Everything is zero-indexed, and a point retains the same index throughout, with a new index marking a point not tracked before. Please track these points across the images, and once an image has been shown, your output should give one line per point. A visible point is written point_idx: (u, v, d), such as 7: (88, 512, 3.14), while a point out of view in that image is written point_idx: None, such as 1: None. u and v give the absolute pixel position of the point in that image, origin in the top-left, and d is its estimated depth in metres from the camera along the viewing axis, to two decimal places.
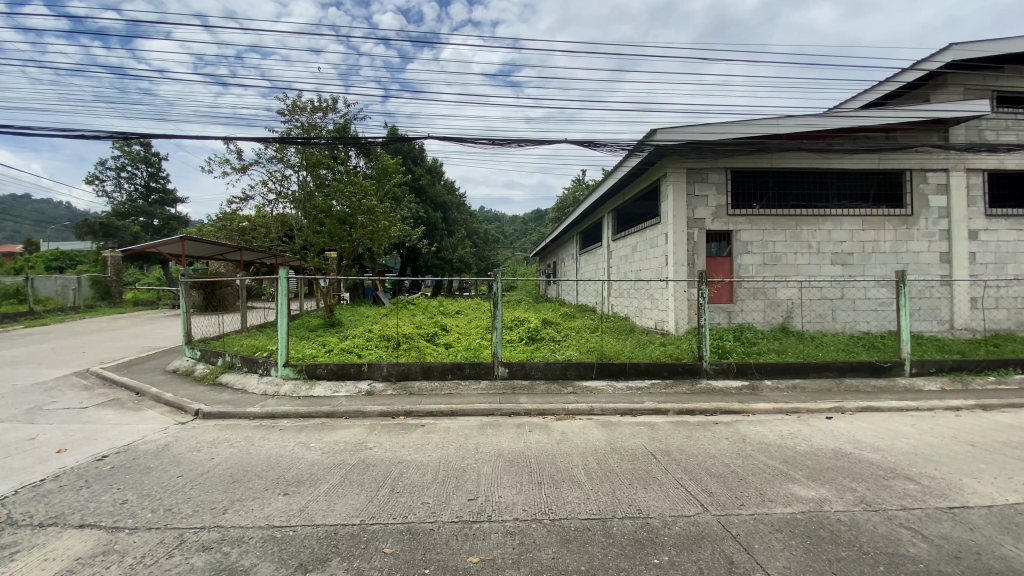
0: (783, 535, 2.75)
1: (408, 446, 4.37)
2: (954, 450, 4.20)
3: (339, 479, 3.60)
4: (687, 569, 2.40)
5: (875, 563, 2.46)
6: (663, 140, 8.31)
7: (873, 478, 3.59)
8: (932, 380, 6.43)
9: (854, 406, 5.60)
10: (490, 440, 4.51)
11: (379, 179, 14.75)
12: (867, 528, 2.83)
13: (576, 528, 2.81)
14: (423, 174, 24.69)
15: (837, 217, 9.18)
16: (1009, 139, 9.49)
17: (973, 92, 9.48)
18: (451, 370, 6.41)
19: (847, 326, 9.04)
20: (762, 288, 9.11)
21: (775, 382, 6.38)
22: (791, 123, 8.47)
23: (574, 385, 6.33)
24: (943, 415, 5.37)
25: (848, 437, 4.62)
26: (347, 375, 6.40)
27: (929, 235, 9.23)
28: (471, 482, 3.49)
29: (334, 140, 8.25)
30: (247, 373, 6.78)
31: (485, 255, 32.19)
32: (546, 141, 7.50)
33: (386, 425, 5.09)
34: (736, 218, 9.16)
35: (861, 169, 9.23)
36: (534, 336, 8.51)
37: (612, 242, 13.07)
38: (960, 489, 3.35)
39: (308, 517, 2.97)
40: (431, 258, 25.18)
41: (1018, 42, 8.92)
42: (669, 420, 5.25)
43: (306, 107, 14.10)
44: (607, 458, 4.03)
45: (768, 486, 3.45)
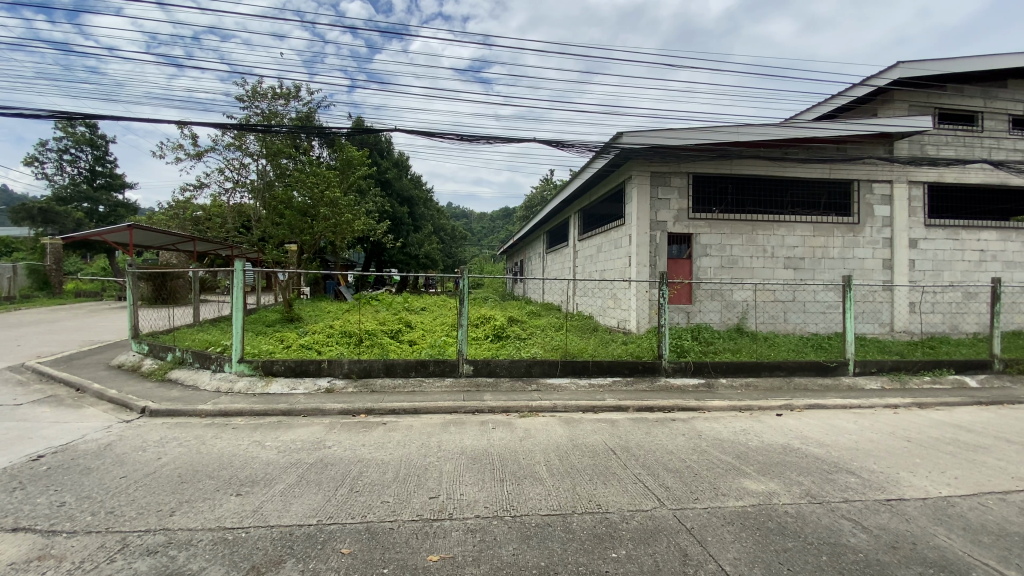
0: (734, 528, 2.86)
1: (368, 445, 4.28)
2: (893, 445, 4.48)
3: (296, 479, 3.50)
4: (644, 562, 2.46)
5: (818, 552, 2.59)
6: (629, 143, 8.46)
7: (818, 472, 3.77)
8: (874, 380, 6.83)
9: (803, 403, 5.89)
10: (453, 438, 4.48)
11: (343, 171, 14.39)
12: (812, 519, 2.98)
13: (536, 525, 2.83)
14: (389, 167, 24.27)
15: (791, 223, 9.59)
16: (948, 154, 10.15)
17: (917, 109, 10.09)
18: (414, 368, 6.33)
19: (797, 327, 9.48)
20: (719, 290, 9.43)
21: (729, 380, 6.63)
22: (750, 131, 8.79)
23: (538, 383, 6.39)
24: (883, 412, 5.71)
25: (796, 432, 4.85)
26: (305, 372, 6.22)
27: (874, 242, 9.78)
28: (432, 480, 3.46)
29: (297, 128, 7.94)
30: (199, 369, 6.51)
31: (451, 252, 31.98)
32: (515, 139, 7.50)
33: (346, 423, 4.99)
34: (697, 221, 9.44)
35: (814, 178, 9.68)
36: (499, 334, 8.53)
37: (578, 242, 13.25)
38: (897, 483, 3.57)
39: (261, 518, 2.88)
40: (396, 253, 24.85)
41: (958, 63, 9.56)
42: (629, 417, 5.38)
43: (268, 94, 13.60)
44: (568, 455, 4.08)
45: (722, 481, 3.57)
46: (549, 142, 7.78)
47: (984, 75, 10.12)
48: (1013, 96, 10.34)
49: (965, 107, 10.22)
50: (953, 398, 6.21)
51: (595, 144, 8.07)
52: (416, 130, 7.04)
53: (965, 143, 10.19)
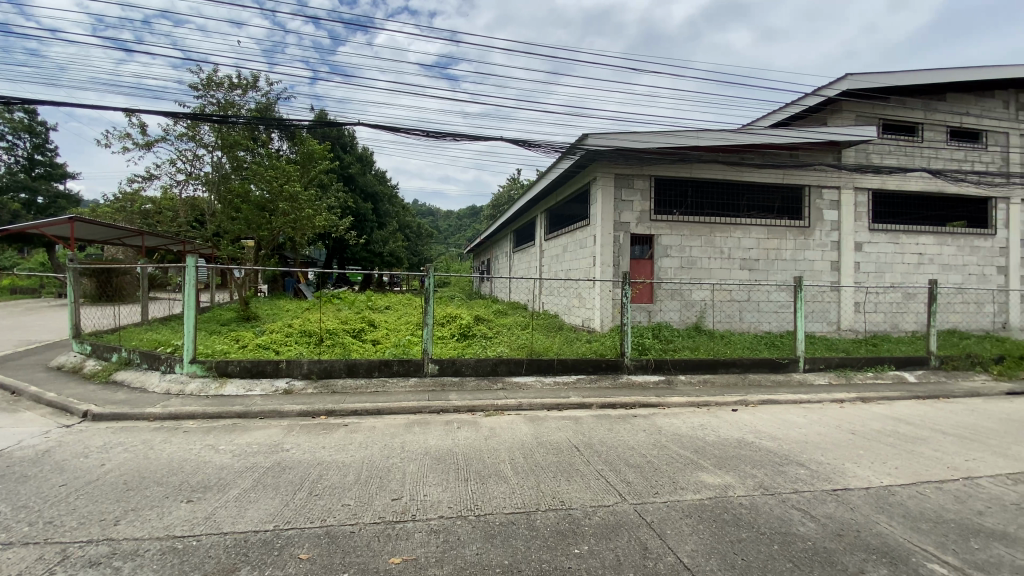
0: (692, 520, 2.94)
1: (328, 447, 4.18)
2: (840, 437, 4.73)
3: (251, 483, 3.37)
4: (606, 557, 2.51)
5: (770, 542, 2.71)
6: (594, 145, 8.57)
7: (770, 464, 3.94)
8: (822, 375, 7.19)
9: (757, 399, 6.13)
10: (417, 438, 4.44)
11: (304, 165, 13.97)
12: (765, 510, 3.11)
13: (500, 523, 2.83)
14: (352, 162, 23.76)
15: (747, 226, 9.95)
16: (891, 163, 10.78)
17: (863, 119, 10.67)
18: (377, 368, 6.22)
19: (752, 326, 9.86)
20: (679, 289, 9.69)
21: (688, 377, 6.84)
22: (710, 136, 9.07)
23: (504, 381, 6.40)
24: (830, 407, 6.02)
25: (749, 427, 5.06)
26: (262, 373, 6.01)
27: (823, 245, 10.28)
28: (395, 482, 3.41)
29: (254, 119, 7.62)
30: (147, 370, 6.18)
31: (418, 250, 31.55)
32: (481, 137, 7.47)
33: (305, 425, 4.85)
34: (658, 223, 9.67)
35: (768, 183, 10.08)
36: (465, 333, 8.50)
37: (544, 242, 13.36)
38: (843, 473, 3.77)
39: (214, 525, 2.76)
40: (359, 251, 24.37)
41: (900, 78, 10.17)
42: (593, 414, 5.46)
43: (224, 83, 13.04)
44: (533, 453, 4.11)
45: (680, 475, 3.68)
46: (516, 141, 7.79)
47: (923, 90, 10.80)
48: (949, 110, 11.07)
49: (906, 118, 10.87)
50: (893, 393, 6.61)
51: (562, 145, 8.13)
52: (380, 125, 6.91)
53: (906, 153, 10.85)
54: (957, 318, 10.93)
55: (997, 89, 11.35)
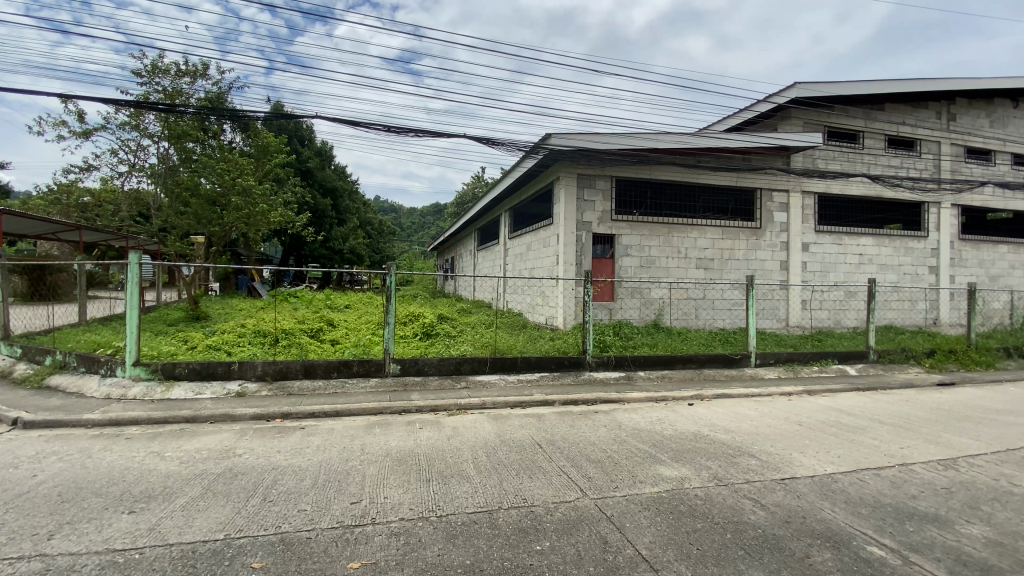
0: (650, 513, 3.02)
1: (284, 451, 4.05)
2: (788, 428, 4.98)
3: (200, 491, 3.22)
4: (566, 552, 2.53)
5: (723, 531, 2.82)
6: (557, 144, 8.64)
7: (724, 456, 4.09)
8: (771, 370, 7.53)
9: (711, 393, 6.36)
10: (378, 439, 4.37)
11: (258, 158, 13.45)
12: (718, 501, 3.22)
13: (462, 523, 2.81)
14: (310, 156, 23.12)
15: (702, 227, 10.28)
16: (835, 168, 11.39)
17: (810, 126, 11.23)
18: (336, 368, 6.07)
19: (707, 323, 10.21)
20: (639, 288, 9.92)
21: (647, 373, 7.02)
22: (668, 139, 9.32)
23: (467, 380, 6.37)
24: (779, 400, 6.31)
25: (704, 420, 5.24)
26: (213, 376, 5.75)
27: (773, 245, 10.75)
28: (354, 485, 3.33)
29: (204, 109, 7.23)
30: (85, 374, 5.80)
31: (380, 247, 30.93)
32: (444, 133, 7.39)
33: (259, 429, 4.67)
34: (619, 223, 9.86)
35: (723, 185, 10.45)
36: (428, 332, 8.41)
37: (507, 240, 13.39)
38: (790, 463, 3.97)
39: (159, 537, 2.62)
40: (318, 248, 23.71)
41: (844, 87, 10.75)
42: (555, 411, 5.52)
43: (170, 70, 12.36)
44: (496, 451, 4.11)
45: (639, 469, 3.77)
46: (479, 138, 7.76)
47: (864, 99, 11.45)
48: (888, 119, 11.78)
49: (849, 126, 11.50)
50: (836, 386, 7.00)
51: (525, 143, 8.16)
52: (340, 119, 6.70)
53: (848, 159, 11.49)
54: (893, 315, 11.68)
55: (930, 101, 12.17)
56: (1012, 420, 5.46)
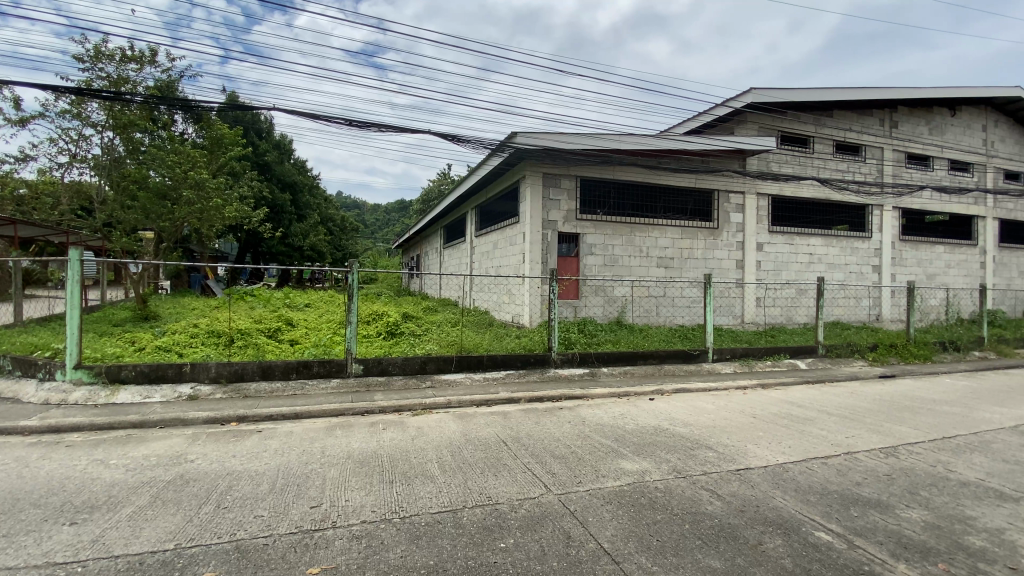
0: (612, 506, 3.08)
1: (240, 455, 3.91)
2: (743, 421, 5.18)
3: (149, 500, 3.07)
4: (530, 549, 2.56)
5: (682, 521, 2.91)
6: (522, 143, 8.66)
7: (682, 449, 4.22)
8: (728, 365, 7.83)
9: (672, 388, 6.54)
10: (339, 442, 4.26)
11: (212, 151, 12.90)
12: (677, 492, 3.32)
13: (426, 524, 2.79)
14: (268, 149, 22.37)
15: (663, 226, 10.55)
16: (787, 171, 11.91)
17: (765, 130, 11.68)
18: (296, 369, 5.89)
19: (667, 320, 10.48)
20: (602, 286, 10.09)
21: (611, 368, 7.16)
22: (631, 140, 9.51)
23: (433, 379, 6.32)
24: (735, 393, 6.56)
25: (665, 414, 5.38)
26: (162, 378, 5.49)
27: (729, 245, 11.15)
28: (314, 489, 3.25)
29: (152, 97, 6.84)
30: (21, 378, 5.42)
31: (342, 244, 30.23)
32: (408, 129, 7.28)
33: (213, 433, 4.48)
34: (584, 222, 9.99)
35: (682, 186, 10.75)
36: (392, 331, 8.30)
37: (473, 238, 13.35)
38: (745, 454, 4.13)
39: (103, 549, 2.48)
40: (276, 245, 23.01)
41: (796, 94, 11.23)
42: (521, 408, 5.56)
43: (115, 55, 11.66)
44: (461, 450, 4.10)
45: (602, 463, 3.84)
46: (444, 135, 7.69)
47: (815, 106, 12.00)
48: (836, 125, 12.41)
49: (801, 131, 12.02)
50: (788, 379, 7.33)
51: (490, 141, 8.15)
52: (299, 112, 6.48)
53: (800, 162, 12.03)
54: (840, 311, 12.34)
55: (875, 109, 12.88)
56: (946, 409, 5.88)
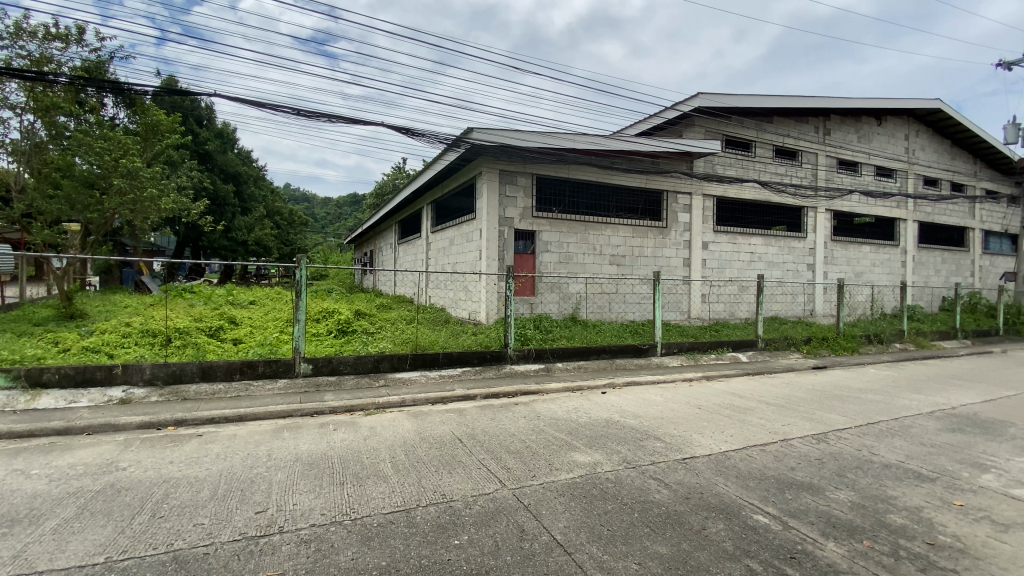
0: (565, 499, 3.15)
1: (178, 461, 3.71)
2: (689, 412, 5.41)
3: (75, 512, 2.85)
4: (484, 544, 2.57)
5: (631, 510, 3.01)
6: (478, 139, 8.64)
7: (632, 440, 4.36)
8: (675, 358, 8.15)
9: (623, 381, 6.74)
10: (287, 444, 4.12)
11: (147, 138, 12.11)
12: (627, 482, 3.43)
13: (378, 524, 2.75)
14: (209, 138, 21.21)
15: (616, 225, 10.81)
16: (732, 174, 12.48)
17: (711, 134, 12.18)
18: (239, 370, 5.63)
19: (620, 315, 10.78)
20: (557, 283, 10.24)
21: (565, 364, 7.29)
22: (585, 139, 9.68)
23: (387, 378, 6.22)
24: (682, 385, 6.86)
25: (616, 407, 5.54)
26: (90, 381, 5.12)
27: (678, 244, 11.58)
28: (259, 493, 3.13)
29: (78, 78, 6.31)
30: None
31: (290, 239, 29.05)
32: (360, 120, 7.08)
33: (148, 439, 4.23)
34: (539, 220, 10.09)
35: (634, 186, 11.05)
36: (344, 329, 8.08)
37: (429, 234, 13.21)
38: (691, 443, 4.31)
39: (25, 565, 2.30)
40: (218, 238, 21.87)
41: (740, 100, 11.76)
42: (477, 405, 5.56)
43: (37, 32, 10.69)
44: (415, 449, 4.05)
45: (556, 456, 3.91)
46: (398, 128, 7.54)
47: (757, 112, 12.62)
48: (776, 131, 13.09)
49: (744, 136, 12.62)
50: (730, 371, 7.73)
51: (446, 136, 8.07)
52: (243, 100, 6.17)
53: (743, 165, 12.63)
54: (778, 307, 13.09)
55: (810, 117, 13.69)
56: (870, 397, 6.38)
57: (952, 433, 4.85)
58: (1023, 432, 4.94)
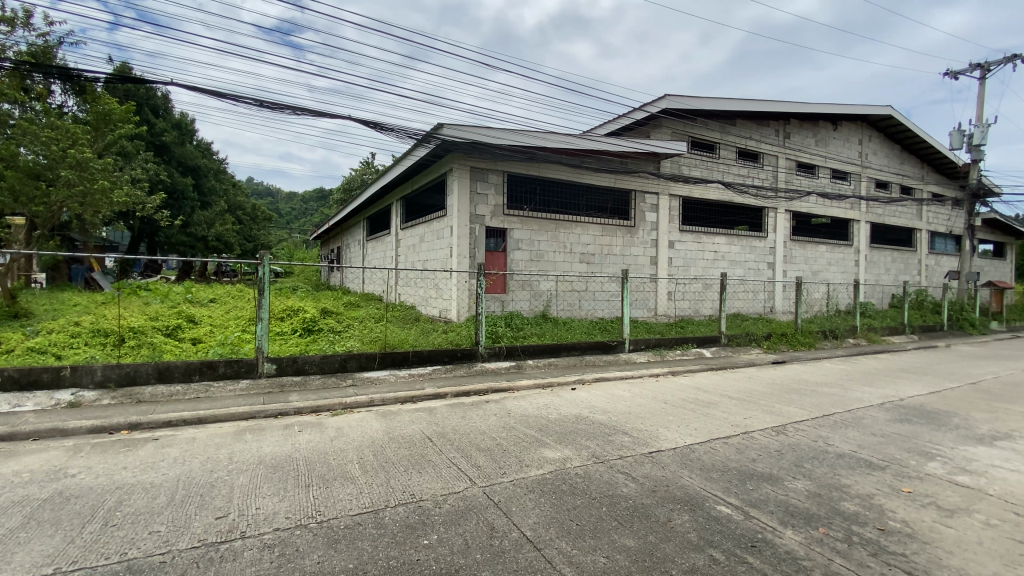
0: (535, 495, 3.17)
1: (133, 467, 3.55)
2: (656, 406, 5.54)
3: (19, 522, 2.69)
4: (454, 543, 2.56)
5: (600, 504, 3.06)
6: (449, 135, 8.57)
7: (601, 435, 4.43)
8: (642, 354, 8.32)
9: (592, 377, 6.84)
10: (249, 446, 4.00)
11: (98, 128, 11.50)
12: (596, 477, 3.49)
13: (345, 526, 2.71)
14: (166, 128, 20.30)
15: (585, 223, 10.93)
16: (697, 174, 12.79)
17: (678, 135, 12.45)
18: (198, 370, 5.42)
19: (589, 313, 10.91)
20: (528, 281, 10.27)
21: (536, 361, 7.34)
22: (556, 138, 9.74)
23: (354, 377, 6.11)
24: (649, 380, 7.00)
25: (585, 403, 5.62)
26: (35, 384, 4.84)
27: (645, 242, 11.81)
28: (219, 498, 3.03)
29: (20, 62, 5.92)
30: None
31: (253, 234, 28.13)
32: (327, 113, 6.90)
33: (99, 443, 4.03)
34: (511, 217, 10.10)
35: (603, 185, 11.19)
36: (309, 327, 7.89)
37: (398, 231, 13.03)
38: (658, 437, 4.41)
39: None
40: (176, 234, 20.99)
41: (705, 102, 12.06)
42: (447, 403, 5.53)
43: None
44: (383, 449, 3.99)
45: (526, 453, 3.93)
46: (367, 122, 7.39)
47: (721, 114, 12.97)
48: (739, 133, 13.49)
49: (709, 138, 12.95)
50: (695, 366, 7.94)
51: (416, 132, 7.97)
52: (202, 89, 5.92)
53: (708, 166, 12.96)
54: (740, 304, 13.53)
55: (772, 120, 14.14)
56: (826, 390, 6.67)
57: (901, 423, 5.12)
58: (964, 422, 5.26)
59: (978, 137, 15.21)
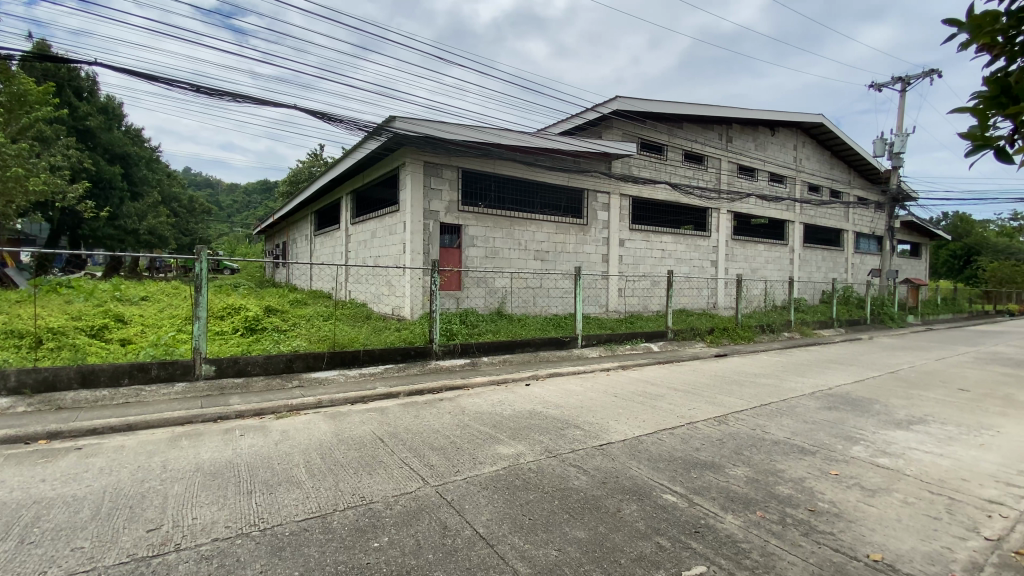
0: (487, 492, 3.18)
1: (52, 479, 3.27)
2: (606, 400, 5.67)
3: None
4: (405, 544, 2.53)
5: (551, 498, 3.10)
6: (401, 128, 8.41)
7: (553, 430, 4.50)
8: (594, 349, 8.51)
9: (546, 372, 6.93)
10: (185, 453, 3.78)
11: (11, 111, 10.54)
12: (548, 471, 3.54)
13: (290, 533, 2.62)
14: (91, 112, 18.79)
15: (539, 221, 11.03)
16: (647, 175, 13.19)
17: (628, 136, 12.79)
18: (128, 373, 5.07)
19: (543, 309, 11.04)
20: (484, 278, 10.24)
21: (490, 358, 7.35)
22: (509, 135, 9.76)
23: (301, 378, 5.89)
24: (600, 375, 7.17)
25: (538, 398, 5.69)
26: None
27: (598, 240, 12.07)
28: (152, 509, 2.84)
29: None
30: None
31: (190, 228, 26.47)
32: (271, 101, 6.60)
33: (12, 455, 3.68)
34: (465, 213, 10.04)
35: (557, 183, 11.32)
36: (252, 326, 7.53)
37: (349, 226, 12.66)
38: (608, 430, 4.53)
39: None
40: (102, 227, 19.47)
41: (653, 104, 12.45)
42: (399, 403, 5.44)
43: None
44: (332, 451, 3.89)
45: (480, 450, 3.93)
46: (314, 112, 7.11)
47: (669, 117, 13.42)
48: (686, 136, 14.02)
49: (657, 139, 13.38)
50: (643, 360, 8.21)
51: (367, 124, 7.75)
52: (130, 71, 5.51)
53: (656, 167, 13.40)
54: (686, 300, 14.10)
55: (715, 124, 14.78)
56: (764, 381, 7.08)
57: (829, 411, 5.51)
58: (885, 407, 5.74)
59: (898, 145, 16.52)
